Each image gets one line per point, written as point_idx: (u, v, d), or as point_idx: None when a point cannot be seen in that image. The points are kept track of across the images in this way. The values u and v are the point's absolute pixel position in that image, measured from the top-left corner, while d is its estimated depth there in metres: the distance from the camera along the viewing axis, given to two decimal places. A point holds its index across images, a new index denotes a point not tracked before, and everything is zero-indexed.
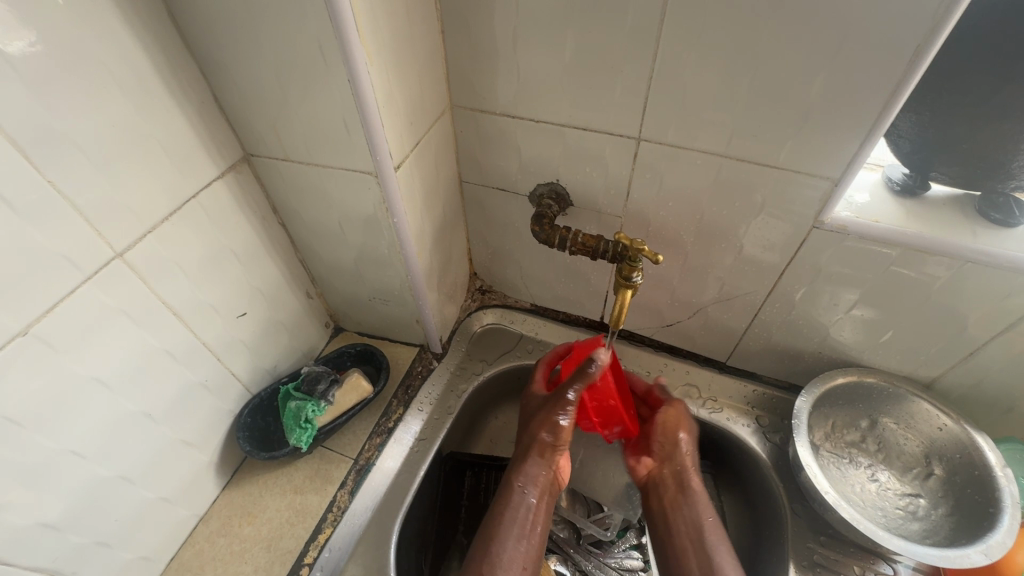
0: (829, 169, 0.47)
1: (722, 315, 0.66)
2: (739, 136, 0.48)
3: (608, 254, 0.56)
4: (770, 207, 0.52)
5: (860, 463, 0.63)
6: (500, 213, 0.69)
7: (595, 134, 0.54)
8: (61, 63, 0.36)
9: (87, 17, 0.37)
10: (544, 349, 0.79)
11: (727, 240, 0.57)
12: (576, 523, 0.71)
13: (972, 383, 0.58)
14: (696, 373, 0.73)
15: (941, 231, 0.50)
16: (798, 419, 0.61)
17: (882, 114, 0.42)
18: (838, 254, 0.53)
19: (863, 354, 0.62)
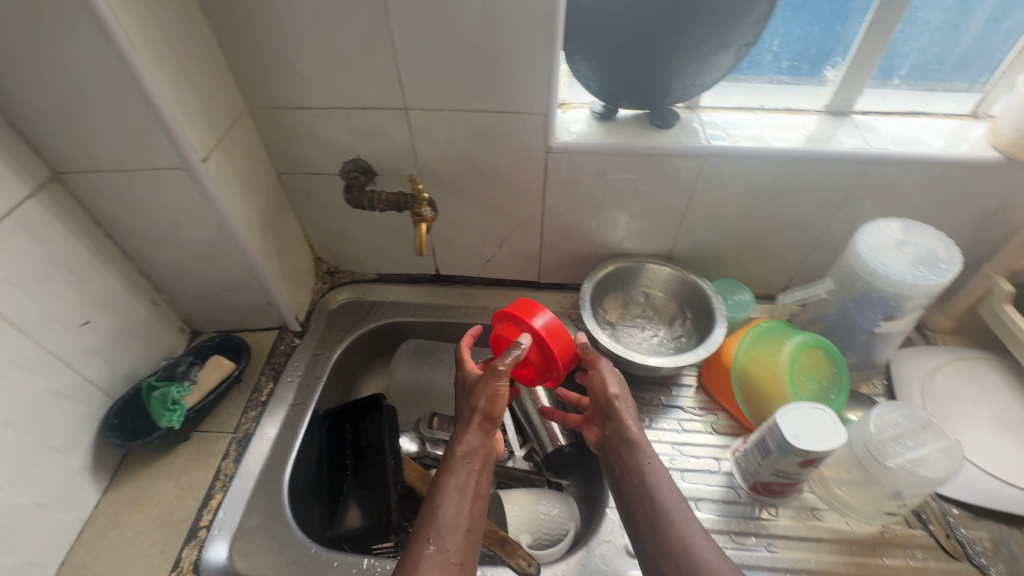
0: (538, 107, 0.66)
1: (520, 241, 0.85)
2: (473, 93, 0.65)
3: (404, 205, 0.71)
4: (515, 144, 0.70)
5: (644, 326, 0.85)
6: (322, 196, 0.80)
7: (374, 112, 0.68)
8: None
9: None
10: (395, 308, 0.91)
11: (499, 176, 0.75)
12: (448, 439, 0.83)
13: (690, 246, 0.83)
14: (519, 295, 0.91)
15: (629, 139, 0.71)
16: (582, 299, 0.80)
17: (551, 61, 0.61)
18: (572, 170, 0.73)
19: (622, 244, 0.84)
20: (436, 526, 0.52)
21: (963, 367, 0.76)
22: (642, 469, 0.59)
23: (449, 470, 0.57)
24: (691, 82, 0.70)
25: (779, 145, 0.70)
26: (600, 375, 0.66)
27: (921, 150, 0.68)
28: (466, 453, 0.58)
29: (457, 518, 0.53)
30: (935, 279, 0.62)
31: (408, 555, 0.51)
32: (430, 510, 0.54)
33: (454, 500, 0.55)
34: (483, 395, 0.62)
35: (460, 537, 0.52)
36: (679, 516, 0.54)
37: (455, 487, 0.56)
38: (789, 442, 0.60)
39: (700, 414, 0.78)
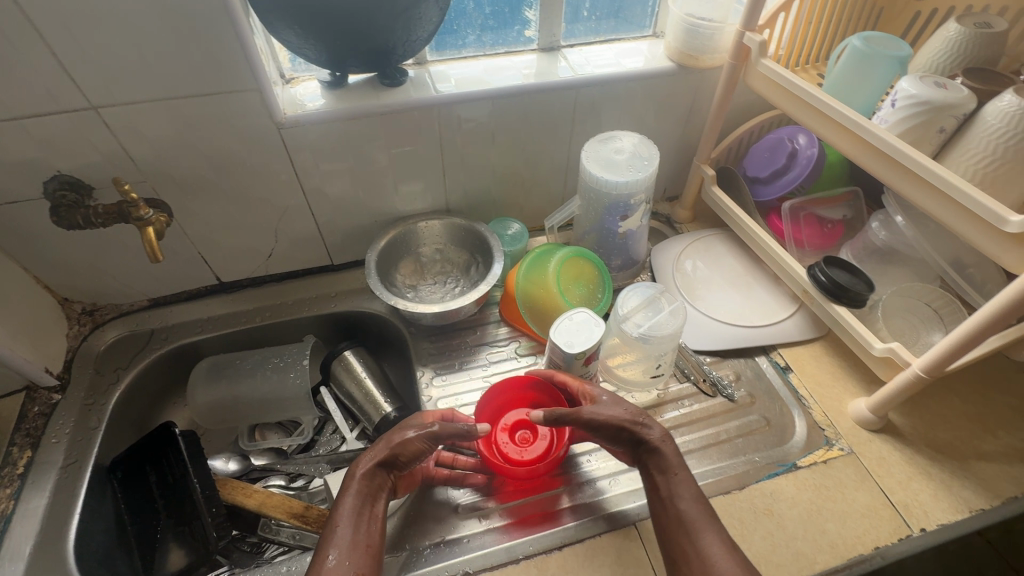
0: (247, 82, 0.64)
1: (294, 226, 0.82)
2: (167, 78, 0.61)
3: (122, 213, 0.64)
4: (240, 126, 0.68)
5: (441, 279, 0.89)
6: (34, 229, 0.69)
7: (55, 119, 0.60)
8: None
9: None
10: (180, 330, 0.84)
11: (239, 164, 0.72)
12: (276, 446, 0.83)
13: (461, 194, 0.88)
14: (317, 282, 0.90)
15: (361, 101, 0.73)
16: (367, 268, 0.80)
17: (238, 32, 0.60)
18: (312, 141, 0.72)
19: (399, 206, 0.86)
20: (336, 543, 0.54)
21: (699, 244, 0.92)
22: (668, 480, 0.58)
23: (351, 492, 0.58)
24: (408, 38, 0.72)
25: (502, 84, 0.76)
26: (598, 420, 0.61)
27: (617, 70, 0.79)
28: (370, 482, 0.59)
29: (354, 539, 0.55)
30: (639, 176, 0.74)
31: (314, 561, 0.54)
32: (329, 532, 0.56)
33: (350, 520, 0.56)
34: (395, 438, 0.61)
35: (354, 551, 0.54)
36: (693, 526, 0.55)
37: (355, 513, 0.57)
38: (568, 352, 0.67)
39: (506, 344, 0.85)
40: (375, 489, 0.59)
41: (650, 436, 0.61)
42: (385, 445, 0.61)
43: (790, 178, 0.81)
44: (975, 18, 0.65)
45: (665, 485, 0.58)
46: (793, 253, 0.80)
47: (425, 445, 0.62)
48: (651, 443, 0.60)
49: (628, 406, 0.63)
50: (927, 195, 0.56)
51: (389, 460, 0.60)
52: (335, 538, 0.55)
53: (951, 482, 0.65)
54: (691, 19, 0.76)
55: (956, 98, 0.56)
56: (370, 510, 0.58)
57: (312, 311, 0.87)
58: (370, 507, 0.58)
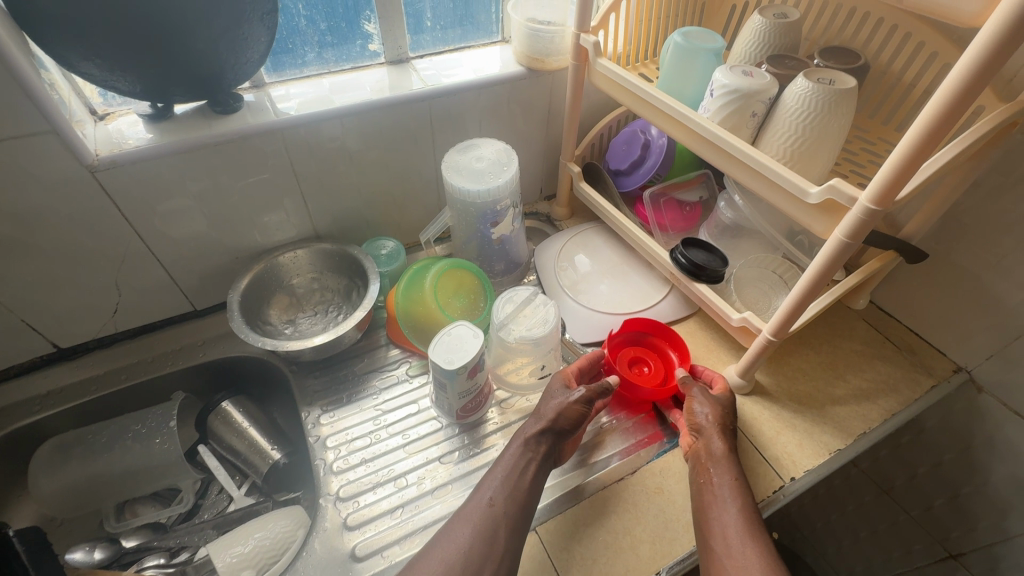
0: (37, 124, 0.56)
1: (138, 276, 0.74)
2: None
3: None
4: (40, 174, 0.60)
5: (319, 311, 0.84)
6: None
7: None
8: None
9: None
10: (8, 414, 0.72)
11: (50, 216, 0.63)
12: (152, 520, 0.74)
13: (329, 219, 0.84)
14: (178, 332, 0.82)
15: (189, 133, 0.67)
16: (229, 310, 0.74)
17: (10, 68, 0.52)
18: (138, 181, 0.65)
19: (261, 239, 0.80)
20: (495, 488, 0.60)
21: (578, 239, 0.94)
22: (721, 484, 0.62)
23: (515, 445, 0.64)
24: (237, 62, 0.67)
25: (350, 102, 0.73)
26: (702, 404, 0.68)
27: (469, 78, 0.79)
28: (541, 439, 0.64)
29: (515, 488, 0.60)
30: (499, 181, 0.74)
31: (474, 500, 0.61)
32: (494, 470, 0.63)
33: (508, 477, 0.61)
34: (554, 404, 0.66)
35: (509, 502, 0.59)
36: (739, 526, 0.58)
37: (523, 458, 0.63)
38: (446, 368, 0.65)
39: (397, 368, 0.82)
40: (542, 448, 0.64)
41: (715, 444, 0.64)
42: (547, 402, 0.67)
43: (647, 167, 0.85)
44: (774, 9, 0.71)
45: (723, 487, 0.61)
46: (659, 238, 0.84)
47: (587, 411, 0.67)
48: (715, 447, 0.64)
49: (728, 414, 0.67)
50: (746, 173, 0.60)
51: (553, 429, 0.65)
52: (495, 485, 0.60)
53: (813, 429, 0.72)
54: (530, 24, 0.78)
55: (760, 84, 0.61)
56: (533, 465, 0.63)
57: (175, 365, 0.79)
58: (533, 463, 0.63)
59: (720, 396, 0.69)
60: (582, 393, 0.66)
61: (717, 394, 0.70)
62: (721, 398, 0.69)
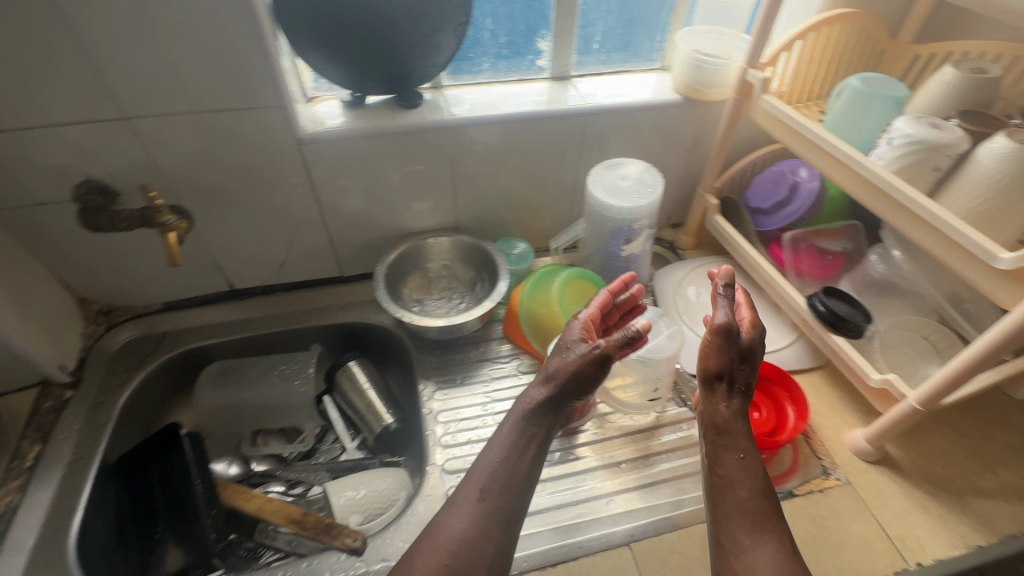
0: (271, 100, 0.67)
1: (307, 238, 0.85)
2: (194, 91, 0.64)
3: (138, 219, 0.68)
4: (261, 141, 0.71)
5: (446, 296, 0.91)
6: (61, 230, 0.72)
7: (89, 128, 0.64)
8: None
9: None
10: (190, 335, 0.86)
11: (258, 177, 0.75)
12: (277, 452, 0.84)
13: (470, 214, 0.91)
14: (325, 292, 0.92)
15: (377, 120, 0.76)
16: (375, 280, 0.82)
17: (265, 53, 0.63)
18: (330, 157, 0.76)
19: (410, 223, 0.89)
20: (488, 478, 0.58)
21: (701, 271, 0.94)
22: (731, 461, 0.56)
23: (512, 423, 0.62)
24: (425, 63, 0.76)
25: (514, 110, 0.79)
26: (720, 343, 0.59)
27: (625, 101, 0.83)
28: (531, 417, 0.62)
29: (503, 468, 0.59)
30: (642, 201, 0.76)
31: (462, 488, 0.59)
32: (486, 459, 0.60)
33: (505, 458, 0.59)
34: (569, 359, 0.62)
35: (502, 493, 0.57)
36: (746, 517, 0.53)
37: (515, 443, 0.60)
38: None
39: (507, 361, 0.86)
40: (539, 408, 0.62)
41: (723, 409, 0.59)
42: (563, 356, 0.63)
43: (792, 209, 0.83)
44: (971, 64, 0.67)
45: (732, 465, 0.56)
46: (793, 283, 0.81)
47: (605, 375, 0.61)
48: (726, 411, 0.58)
49: (744, 368, 0.59)
50: (919, 228, 0.57)
51: (555, 393, 0.62)
52: (485, 474, 0.58)
53: (948, 518, 0.65)
54: (697, 55, 0.79)
55: (949, 139, 0.58)
56: (524, 441, 0.60)
57: (320, 321, 0.89)
58: (527, 434, 0.61)
59: (746, 342, 0.60)
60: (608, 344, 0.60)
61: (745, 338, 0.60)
62: (742, 343, 0.60)
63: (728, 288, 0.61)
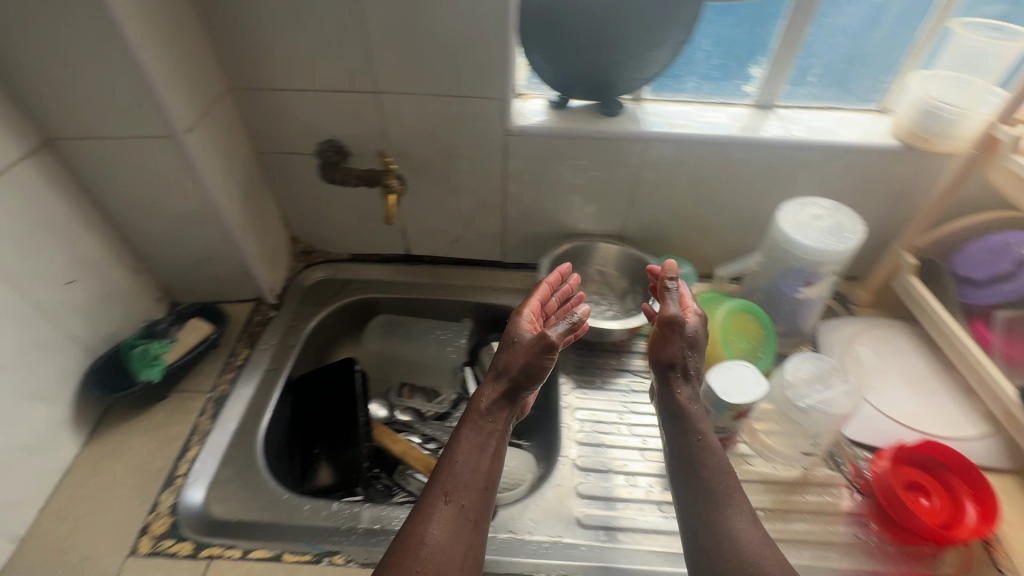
0: (495, 92, 0.73)
1: (483, 221, 0.92)
2: (436, 74, 0.72)
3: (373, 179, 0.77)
4: (476, 126, 0.77)
5: (597, 301, 0.93)
6: (299, 176, 0.85)
7: (347, 95, 0.74)
8: None
9: None
10: (367, 286, 0.96)
11: (462, 159, 0.82)
12: (419, 408, 0.90)
13: (638, 225, 0.92)
14: (484, 273, 0.99)
15: (578, 123, 0.80)
16: (539, 271, 0.87)
17: (504, 51, 0.69)
18: (529, 150, 0.81)
19: (579, 224, 0.92)
20: (451, 481, 0.59)
21: (877, 332, 0.86)
22: (693, 445, 0.62)
23: (468, 433, 0.64)
24: (634, 75, 0.78)
25: (712, 131, 0.79)
26: (664, 338, 0.68)
27: (832, 139, 0.78)
28: (481, 421, 0.65)
29: (468, 467, 0.61)
30: (836, 245, 0.72)
31: (426, 499, 0.58)
32: (446, 465, 0.61)
33: (468, 465, 0.61)
34: (520, 356, 0.68)
35: (467, 492, 0.58)
36: (724, 488, 0.58)
37: (473, 445, 0.63)
38: (721, 397, 0.66)
39: (647, 377, 0.85)
40: (490, 416, 0.66)
41: (679, 395, 0.66)
42: (511, 354, 0.69)
43: (1014, 286, 0.73)
44: None
45: (692, 449, 0.62)
46: (1000, 368, 0.71)
47: (537, 367, 0.67)
48: (684, 399, 0.66)
49: (693, 355, 0.68)
50: None
51: (508, 386, 0.68)
52: (450, 478, 0.59)
53: None
54: (932, 101, 0.73)
55: None
56: (484, 446, 0.63)
57: (475, 299, 0.96)
58: (486, 437, 0.64)
59: (684, 335, 0.68)
60: (559, 334, 0.67)
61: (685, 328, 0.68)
62: (689, 332, 0.69)
63: (675, 282, 0.72)
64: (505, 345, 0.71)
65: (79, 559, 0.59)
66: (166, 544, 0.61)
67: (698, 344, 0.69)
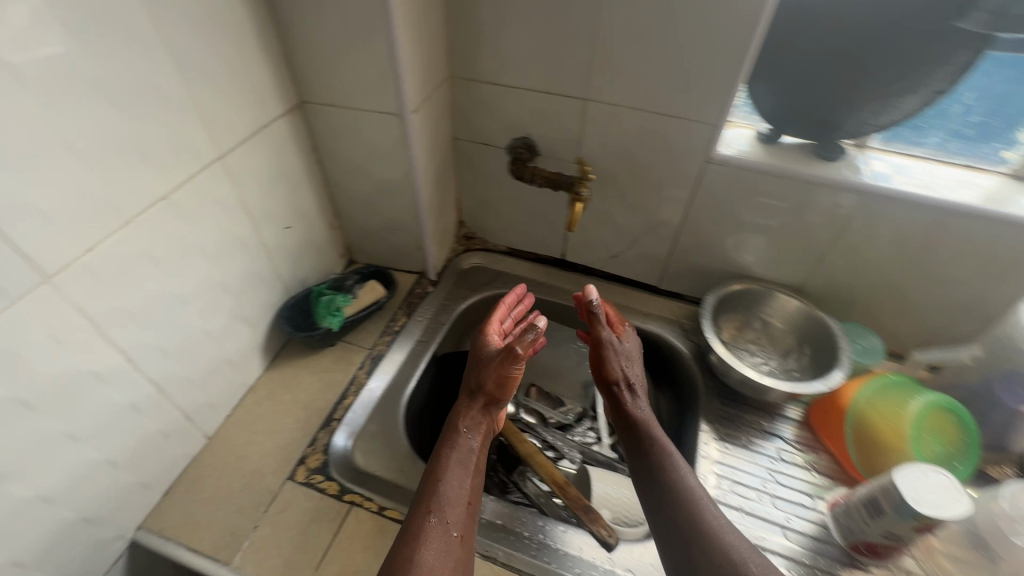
0: (710, 117, 0.69)
1: (651, 244, 0.89)
2: (652, 91, 0.70)
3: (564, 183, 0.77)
4: (677, 147, 0.74)
5: (755, 352, 0.86)
6: (485, 166, 0.89)
7: (556, 97, 0.75)
8: (217, 25, 0.55)
9: (236, 18, 0.57)
10: (517, 282, 0.98)
11: (650, 177, 0.80)
12: (543, 412, 0.89)
13: (824, 282, 0.82)
14: (635, 294, 0.95)
15: (788, 162, 0.74)
16: (703, 308, 0.82)
17: (735, 77, 0.65)
18: (725, 182, 0.76)
19: (753, 266, 0.85)
20: (440, 502, 0.58)
21: None
22: (668, 465, 0.63)
23: (451, 454, 0.63)
24: (868, 119, 0.70)
25: (954, 198, 0.68)
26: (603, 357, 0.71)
27: None
28: (463, 437, 0.65)
29: (456, 488, 0.60)
30: None
31: (412, 523, 0.56)
32: (432, 488, 0.59)
33: (449, 486, 0.59)
34: (492, 375, 0.69)
35: (456, 511, 0.58)
36: (709, 508, 0.58)
37: (455, 462, 0.62)
38: (912, 504, 0.56)
39: (799, 449, 0.77)
40: (467, 434, 0.66)
41: (635, 410, 0.69)
42: (482, 373, 0.70)
43: None
44: None
45: (663, 471, 0.62)
46: None
47: (481, 379, 0.69)
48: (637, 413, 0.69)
49: (632, 368, 0.72)
50: None
51: (488, 401, 0.69)
52: (437, 497, 0.58)
53: None
54: None
55: None
56: (461, 460, 0.63)
57: (621, 319, 0.93)
58: (467, 453, 0.64)
59: (619, 346, 0.73)
60: (523, 346, 0.67)
61: (620, 346, 0.73)
62: (625, 350, 0.74)
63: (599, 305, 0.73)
64: (473, 364, 0.72)
65: (249, 470, 0.67)
66: (318, 479, 0.67)
67: (633, 359, 0.74)
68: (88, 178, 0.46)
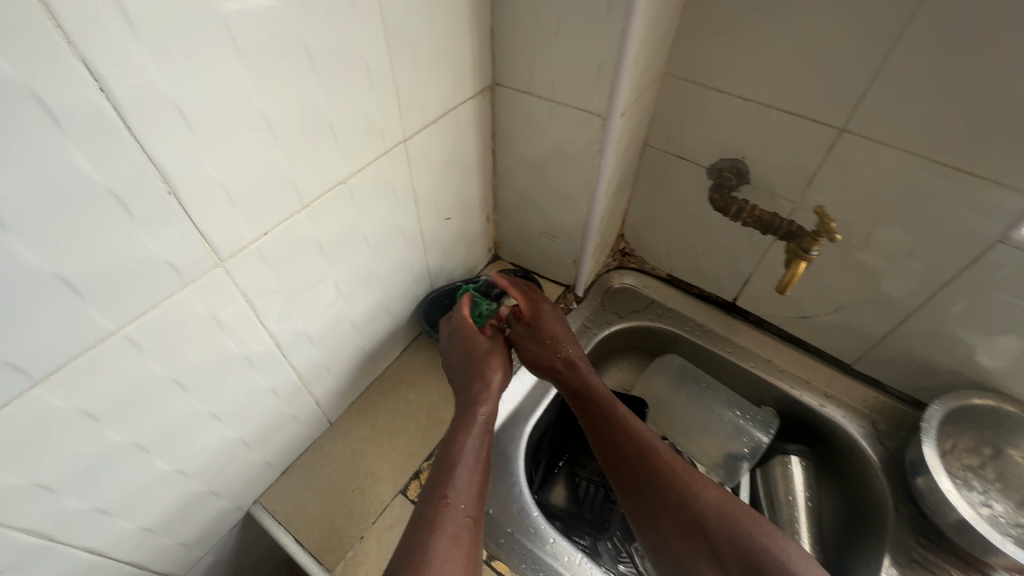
0: None
1: (863, 317, 0.70)
2: (951, 136, 0.51)
3: (781, 230, 0.63)
4: (959, 214, 0.55)
5: (975, 486, 0.66)
6: (672, 182, 0.75)
7: (799, 120, 0.59)
8: None
9: None
10: (672, 317, 0.85)
11: (897, 241, 0.61)
12: None
13: None
14: (818, 368, 0.77)
15: None
16: (928, 422, 0.64)
17: None
18: (1016, 273, 0.55)
19: (1008, 382, 0.63)
20: (454, 485, 0.51)
21: None
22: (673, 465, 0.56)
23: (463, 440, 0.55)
24: None
25: None
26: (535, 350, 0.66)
27: None
28: (478, 417, 0.57)
29: (473, 474, 0.53)
30: None
31: (426, 509, 0.50)
32: (446, 474, 0.52)
33: (464, 470, 0.53)
34: (489, 382, 0.61)
35: (473, 496, 0.51)
36: (732, 510, 0.53)
37: (471, 447, 0.55)
38: None
39: None
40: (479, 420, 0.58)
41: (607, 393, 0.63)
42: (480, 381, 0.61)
43: None
44: None
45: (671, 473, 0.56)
46: None
47: (484, 367, 0.62)
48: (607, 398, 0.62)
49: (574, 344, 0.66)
50: None
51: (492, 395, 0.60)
52: (454, 483, 0.51)
53: None
54: None
55: None
56: (475, 446, 0.55)
57: (793, 393, 0.76)
58: (481, 439, 0.56)
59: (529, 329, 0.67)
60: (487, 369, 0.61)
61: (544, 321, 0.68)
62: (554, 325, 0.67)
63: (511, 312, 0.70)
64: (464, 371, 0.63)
65: (364, 471, 0.63)
66: None
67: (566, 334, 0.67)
68: (279, 160, 0.41)
